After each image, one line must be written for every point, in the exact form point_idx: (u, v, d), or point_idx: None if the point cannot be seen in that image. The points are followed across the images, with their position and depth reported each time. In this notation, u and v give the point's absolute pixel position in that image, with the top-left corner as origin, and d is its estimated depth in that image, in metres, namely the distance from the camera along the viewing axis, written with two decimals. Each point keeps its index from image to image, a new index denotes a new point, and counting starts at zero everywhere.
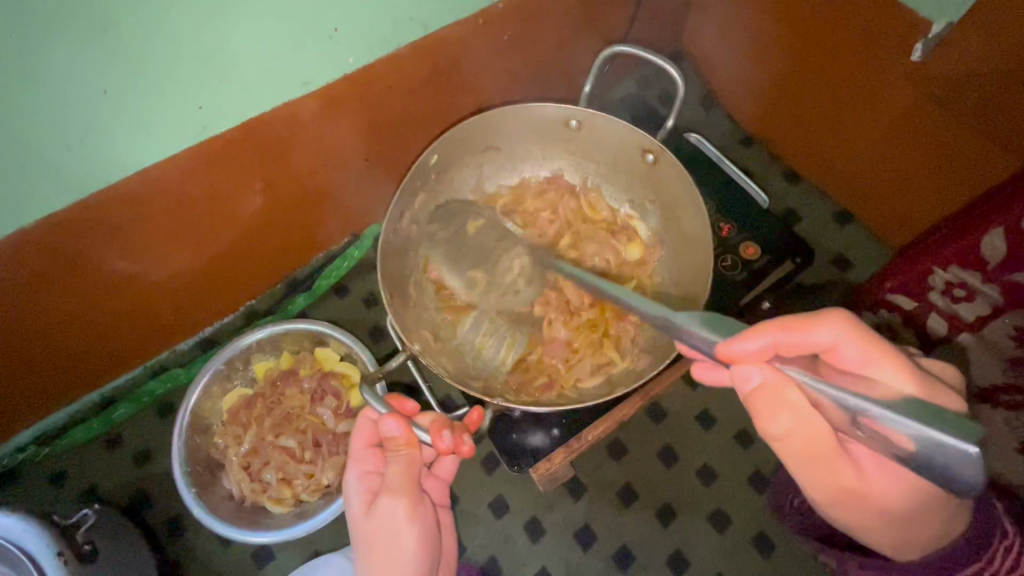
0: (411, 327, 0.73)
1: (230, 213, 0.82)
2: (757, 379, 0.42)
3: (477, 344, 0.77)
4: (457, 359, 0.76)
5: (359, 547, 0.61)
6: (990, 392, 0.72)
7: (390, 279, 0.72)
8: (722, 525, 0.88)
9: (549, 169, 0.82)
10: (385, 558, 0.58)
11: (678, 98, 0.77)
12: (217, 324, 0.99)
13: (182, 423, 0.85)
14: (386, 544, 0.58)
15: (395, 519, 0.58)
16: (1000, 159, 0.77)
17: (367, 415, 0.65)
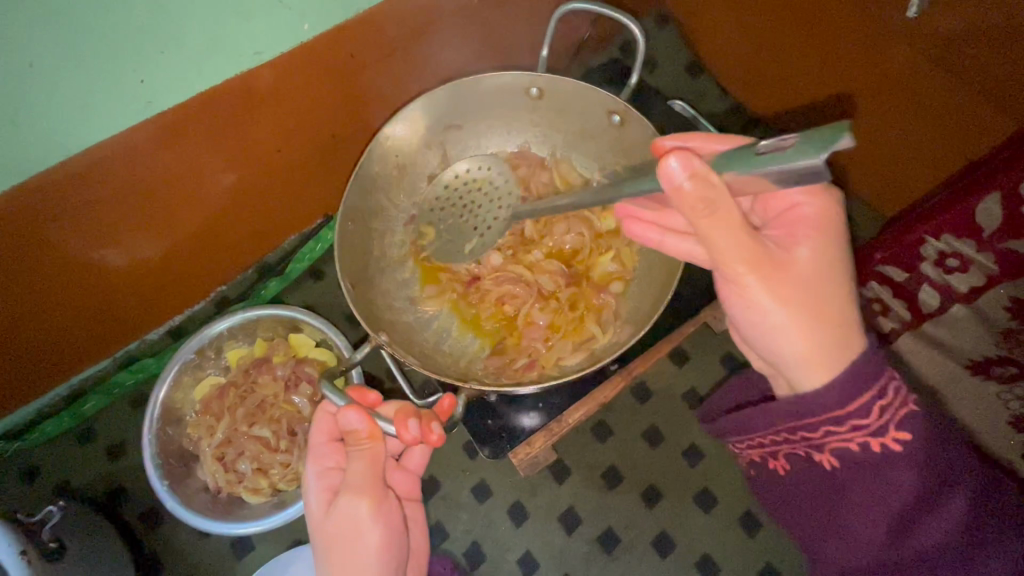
0: (376, 317, 0.69)
1: (189, 194, 0.77)
2: (682, 179, 0.40)
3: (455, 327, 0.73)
4: (427, 347, 0.71)
5: (319, 549, 0.55)
6: (982, 365, 0.71)
7: (350, 269, 0.67)
8: (709, 505, 0.86)
9: (515, 143, 0.76)
10: (349, 560, 0.53)
11: (642, 53, 0.72)
12: (187, 311, 0.96)
13: (152, 416, 0.82)
14: (348, 545, 0.53)
15: (356, 518, 0.53)
16: (999, 126, 0.70)
17: (327, 409, 0.59)
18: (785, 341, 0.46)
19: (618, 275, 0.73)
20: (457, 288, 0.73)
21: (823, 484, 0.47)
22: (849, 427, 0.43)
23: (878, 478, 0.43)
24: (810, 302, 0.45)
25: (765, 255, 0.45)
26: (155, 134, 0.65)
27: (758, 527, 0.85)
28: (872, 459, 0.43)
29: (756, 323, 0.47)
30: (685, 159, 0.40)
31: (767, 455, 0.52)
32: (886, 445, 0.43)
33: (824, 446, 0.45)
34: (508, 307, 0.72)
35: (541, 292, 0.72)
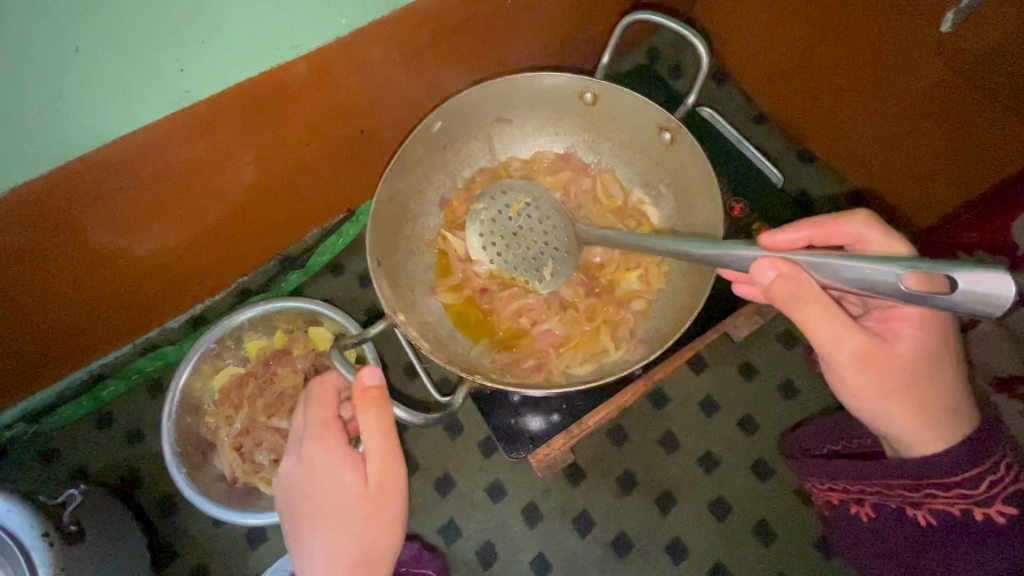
0: (400, 301, 0.67)
1: (219, 185, 0.77)
2: (772, 274, 0.44)
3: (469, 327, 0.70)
4: (443, 343, 0.69)
5: (327, 528, 0.50)
6: (1006, 382, 0.69)
7: (381, 249, 0.66)
8: (724, 514, 0.85)
9: (562, 146, 0.75)
10: (369, 535, 0.50)
11: (704, 74, 0.72)
12: (207, 301, 0.96)
13: (172, 404, 0.83)
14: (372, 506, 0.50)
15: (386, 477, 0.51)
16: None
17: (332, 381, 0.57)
18: (892, 421, 0.49)
19: (642, 293, 0.70)
20: (474, 287, 0.70)
21: (920, 539, 0.53)
22: (954, 493, 0.49)
23: (974, 542, 0.49)
24: (916, 390, 0.48)
25: (870, 345, 0.46)
26: (193, 122, 0.65)
27: (773, 537, 0.84)
28: (970, 526, 0.49)
29: (867, 407, 0.49)
30: (773, 261, 0.44)
31: (855, 503, 0.59)
32: (992, 515, 0.48)
33: (921, 504, 0.52)
34: (524, 321, 0.70)
35: (560, 304, 0.70)
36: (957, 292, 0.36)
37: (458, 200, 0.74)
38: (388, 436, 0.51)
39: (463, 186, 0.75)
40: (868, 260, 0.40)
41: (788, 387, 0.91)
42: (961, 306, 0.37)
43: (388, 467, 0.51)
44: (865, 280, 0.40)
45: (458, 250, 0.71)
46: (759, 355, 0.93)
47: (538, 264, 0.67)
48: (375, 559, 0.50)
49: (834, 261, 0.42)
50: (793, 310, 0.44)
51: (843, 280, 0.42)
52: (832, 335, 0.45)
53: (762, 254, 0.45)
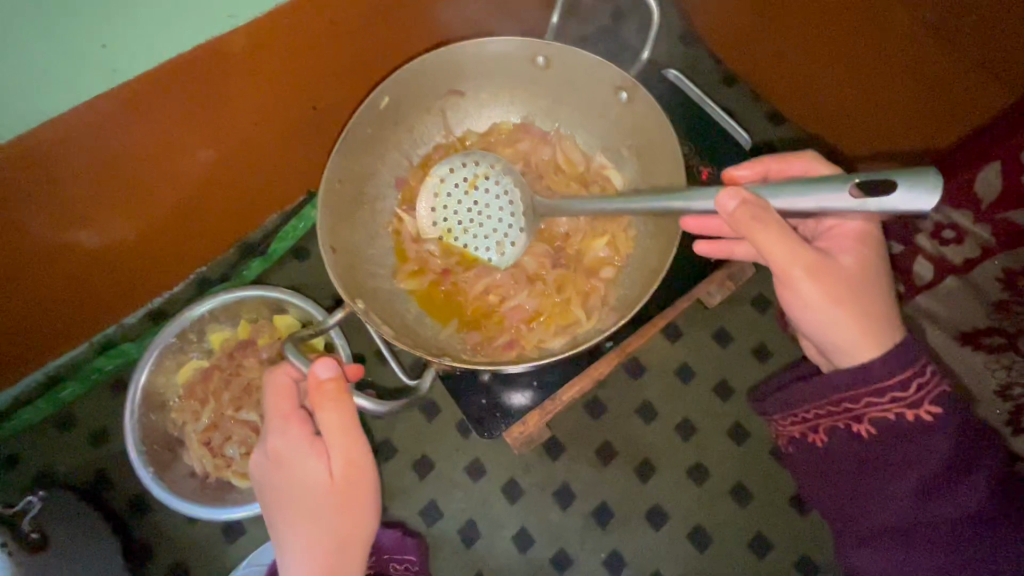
0: (359, 286, 0.64)
1: (165, 170, 0.73)
2: (735, 204, 0.44)
3: (434, 309, 0.68)
4: (408, 328, 0.66)
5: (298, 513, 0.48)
6: (973, 335, 0.68)
7: (336, 232, 0.63)
8: (702, 478, 0.86)
9: (519, 114, 0.72)
10: (341, 520, 0.48)
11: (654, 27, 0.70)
12: (166, 294, 0.92)
13: (133, 402, 0.80)
14: (345, 495, 0.48)
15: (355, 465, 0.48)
16: (989, 91, 0.69)
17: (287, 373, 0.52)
18: (842, 334, 0.49)
19: (610, 260, 0.68)
20: (435, 269, 0.68)
21: (864, 457, 0.50)
22: (890, 398, 0.48)
23: (909, 446, 0.48)
24: (859, 297, 0.48)
25: (819, 260, 0.48)
26: (125, 103, 0.61)
27: (750, 498, 0.85)
28: (906, 429, 0.48)
29: (817, 317, 0.49)
30: (734, 190, 0.44)
31: (807, 431, 0.54)
32: (923, 417, 0.47)
33: (862, 416, 0.50)
34: (493, 298, 0.67)
35: (526, 277, 0.67)
36: (897, 192, 0.39)
37: (415, 179, 0.71)
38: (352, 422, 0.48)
39: (419, 164, 0.72)
40: (814, 183, 0.43)
41: (762, 351, 0.91)
42: (903, 206, 0.39)
43: (355, 452, 0.48)
44: (816, 201, 0.42)
45: (410, 228, 0.68)
46: (733, 321, 0.93)
47: (495, 239, 0.65)
48: (351, 544, 0.48)
49: (787, 190, 0.44)
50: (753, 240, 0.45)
51: (798, 206, 0.43)
52: (788, 254, 0.46)
53: (724, 187, 0.45)
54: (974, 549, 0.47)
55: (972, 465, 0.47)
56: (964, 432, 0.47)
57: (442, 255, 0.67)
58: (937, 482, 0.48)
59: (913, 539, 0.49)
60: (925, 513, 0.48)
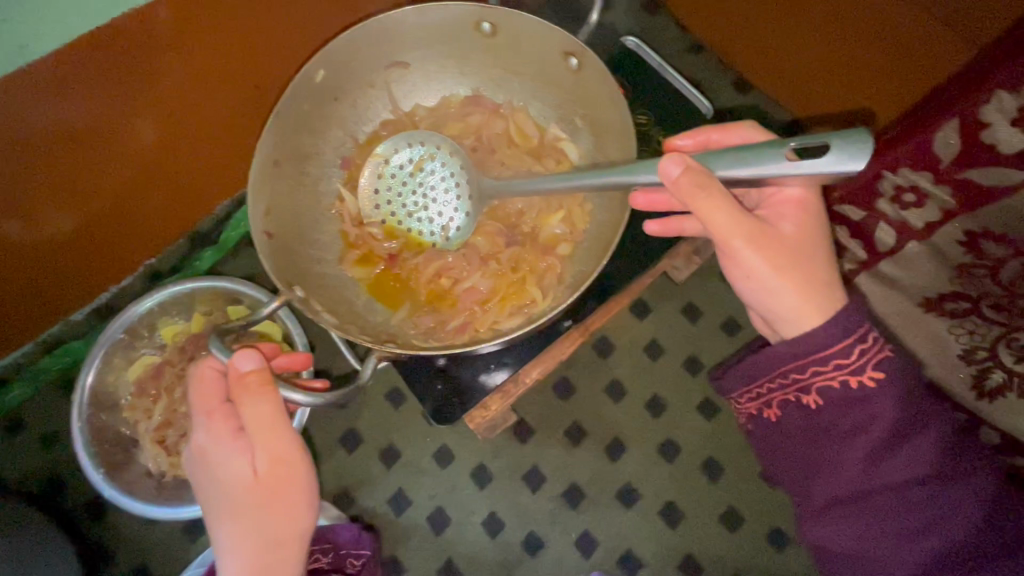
0: (298, 270, 0.61)
1: (98, 154, 0.68)
2: (678, 170, 0.44)
3: (381, 295, 0.65)
4: (353, 314, 0.63)
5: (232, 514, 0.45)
6: (936, 301, 0.67)
7: (272, 218, 0.60)
8: (672, 455, 0.85)
9: (468, 86, 0.69)
10: (277, 517, 0.46)
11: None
12: (115, 288, 0.88)
13: (81, 401, 0.77)
14: (274, 495, 0.46)
15: (285, 463, 0.46)
16: None
17: (213, 365, 0.49)
18: (783, 299, 0.48)
19: (566, 237, 0.65)
20: (382, 253, 0.65)
21: (815, 429, 0.49)
22: (833, 366, 0.47)
23: (857, 414, 0.47)
24: (800, 265, 0.48)
25: (758, 226, 0.47)
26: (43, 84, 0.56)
27: (721, 473, 0.85)
28: (852, 396, 0.47)
29: (758, 286, 0.49)
30: (679, 157, 0.44)
31: (762, 406, 0.53)
32: (865, 382, 0.47)
33: (809, 387, 0.49)
34: (445, 281, 0.64)
35: (479, 257, 0.65)
36: (833, 150, 0.39)
37: (360, 156, 0.68)
38: (282, 415, 0.46)
39: (365, 140, 0.68)
40: (755, 151, 0.43)
41: (732, 324, 0.90)
42: (840, 164, 0.39)
43: (288, 445, 0.46)
44: (759, 168, 0.42)
45: (352, 210, 0.65)
46: (701, 295, 0.91)
47: (443, 219, 0.64)
48: (285, 543, 0.46)
49: (731, 159, 0.44)
50: (694, 208, 0.44)
51: (742, 174, 0.43)
52: (728, 220, 0.45)
53: (669, 154, 0.45)
54: (922, 516, 0.46)
55: (919, 430, 0.46)
56: (909, 396, 0.47)
57: (386, 240, 0.65)
58: (883, 448, 0.47)
59: (862, 507, 0.47)
60: (873, 480, 0.47)
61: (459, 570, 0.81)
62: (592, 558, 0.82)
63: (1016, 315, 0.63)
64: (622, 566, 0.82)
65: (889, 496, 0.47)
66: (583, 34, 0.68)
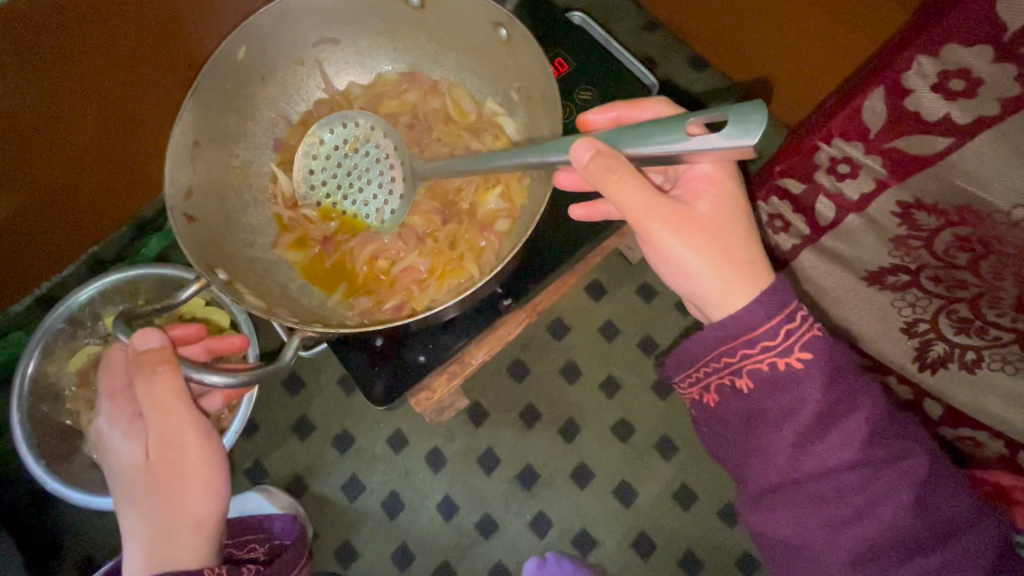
0: (225, 252, 0.60)
1: (32, 142, 0.65)
2: (589, 155, 0.43)
3: (317, 278, 0.64)
4: (284, 297, 0.62)
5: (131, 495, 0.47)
6: (879, 274, 0.67)
7: (196, 198, 0.58)
8: (626, 435, 0.85)
9: (403, 63, 0.68)
10: (173, 495, 0.46)
11: None
12: (57, 277, 0.86)
13: (20, 392, 0.76)
14: (172, 476, 0.47)
15: (182, 446, 0.47)
16: None
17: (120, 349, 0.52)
18: (703, 281, 0.47)
19: (505, 212, 0.64)
20: (315, 237, 0.64)
21: (748, 415, 0.47)
22: (760, 348, 0.45)
23: (787, 399, 0.45)
24: (720, 240, 0.47)
25: (671, 207, 0.46)
26: None
27: (675, 451, 0.85)
28: (781, 379, 0.45)
29: (677, 268, 0.48)
30: (587, 142, 0.43)
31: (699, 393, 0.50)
32: (793, 363, 0.44)
33: (740, 371, 0.46)
34: (382, 262, 0.64)
35: (416, 237, 0.64)
36: (729, 124, 0.38)
37: (293, 136, 0.67)
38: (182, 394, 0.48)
39: (299, 121, 0.68)
40: (659, 130, 0.42)
41: None
42: (738, 136, 0.38)
43: (184, 423, 0.47)
44: (664, 147, 0.41)
45: (284, 191, 0.64)
46: (656, 275, 0.91)
47: (377, 199, 0.62)
48: (183, 526, 0.46)
49: (639, 139, 0.43)
50: (607, 193, 0.44)
51: (650, 154, 0.42)
52: (641, 204, 0.45)
53: (581, 139, 0.44)
54: (847, 501, 0.44)
55: (847, 412, 0.44)
56: (838, 378, 0.45)
57: (319, 223, 0.64)
58: (812, 432, 0.45)
59: (796, 493, 0.46)
60: (801, 464, 0.45)
61: (413, 554, 0.81)
62: (546, 538, 0.82)
63: (955, 286, 0.64)
64: (577, 547, 0.82)
65: (822, 481, 0.45)
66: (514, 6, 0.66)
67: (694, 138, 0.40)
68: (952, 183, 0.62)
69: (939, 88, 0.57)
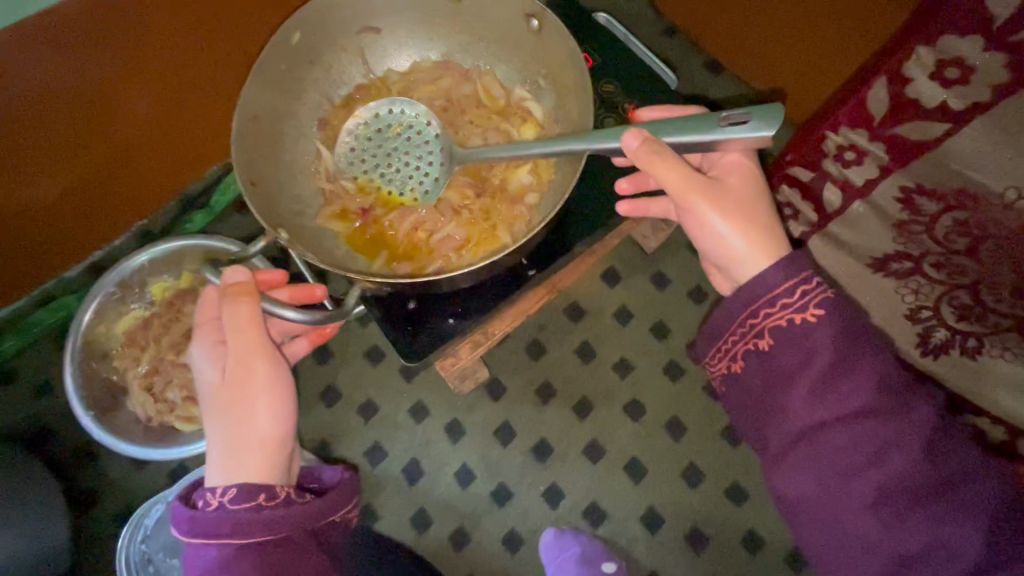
0: (279, 219, 0.65)
1: (103, 124, 0.73)
2: (635, 143, 0.49)
3: (361, 242, 0.69)
4: (330, 257, 0.67)
5: (210, 414, 0.50)
6: (882, 261, 0.69)
7: (251, 167, 0.64)
8: (637, 414, 0.89)
9: (438, 51, 0.74)
10: (242, 414, 0.49)
11: None
12: (109, 246, 0.93)
13: (73, 346, 0.82)
14: (242, 400, 0.50)
15: (251, 373, 0.50)
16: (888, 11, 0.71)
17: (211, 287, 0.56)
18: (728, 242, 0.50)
19: (533, 187, 0.70)
20: (355, 209, 0.68)
21: (770, 374, 0.47)
22: (779, 305, 0.46)
23: (802, 352, 0.45)
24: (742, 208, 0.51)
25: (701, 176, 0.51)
26: (58, 47, 0.60)
27: (684, 432, 0.88)
28: (800, 334, 0.45)
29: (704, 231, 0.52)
30: (636, 131, 0.49)
31: (727, 362, 0.51)
32: (808, 319, 0.45)
33: (762, 329, 0.47)
34: (421, 233, 0.68)
35: (450, 209, 0.69)
36: (750, 121, 0.47)
37: (337, 118, 0.72)
38: (258, 325, 0.51)
39: (341, 104, 0.72)
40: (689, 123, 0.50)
41: (699, 292, 0.94)
42: (756, 131, 0.47)
43: (253, 349, 0.50)
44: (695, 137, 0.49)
45: (329, 165, 0.69)
46: (669, 263, 0.95)
47: (416, 172, 0.68)
48: (247, 448, 0.49)
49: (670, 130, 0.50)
50: (658, 178, 0.50)
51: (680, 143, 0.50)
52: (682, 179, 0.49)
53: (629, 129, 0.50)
54: (868, 458, 0.43)
55: (864, 367, 0.44)
56: (851, 332, 0.45)
57: (359, 195, 0.68)
58: (828, 384, 0.44)
59: (817, 449, 0.45)
60: (821, 421, 0.45)
61: (430, 519, 0.85)
62: (558, 509, 0.85)
63: (955, 273, 0.67)
64: (588, 519, 0.85)
65: (843, 436, 0.44)
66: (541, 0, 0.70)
67: (721, 130, 0.48)
68: (948, 166, 0.67)
69: (937, 75, 0.64)
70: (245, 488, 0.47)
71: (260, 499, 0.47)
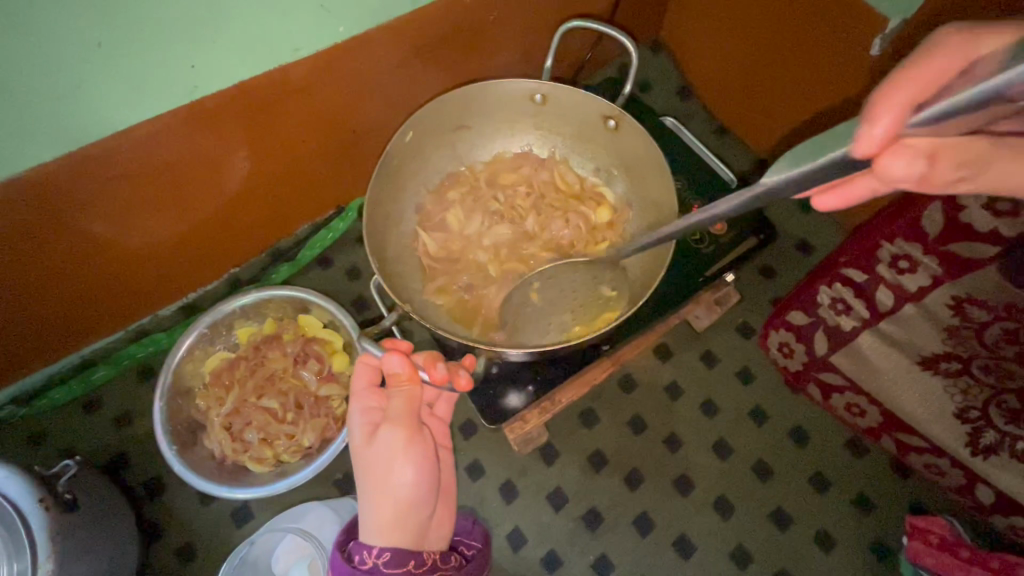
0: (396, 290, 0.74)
1: (214, 181, 0.83)
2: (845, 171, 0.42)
3: (464, 309, 0.76)
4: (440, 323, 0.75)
5: (360, 476, 0.60)
6: (932, 360, 0.76)
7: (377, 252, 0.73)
8: (686, 489, 0.91)
9: (520, 145, 0.84)
10: (385, 484, 0.57)
11: (633, 63, 0.77)
12: (200, 290, 1.00)
13: (165, 382, 0.87)
14: (381, 472, 0.58)
15: (391, 449, 0.58)
16: None
17: (367, 359, 0.64)
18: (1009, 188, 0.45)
19: None
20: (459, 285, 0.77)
21: None
22: None
23: None
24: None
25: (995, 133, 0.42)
26: (198, 117, 0.71)
27: (732, 511, 0.90)
28: None
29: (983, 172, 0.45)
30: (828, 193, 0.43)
31: None
32: None
33: None
34: None
35: None
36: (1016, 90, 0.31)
37: (431, 202, 0.81)
38: (407, 403, 0.59)
39: (434, 188, 0.82)
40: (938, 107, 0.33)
41: (746, 374, 0.99)
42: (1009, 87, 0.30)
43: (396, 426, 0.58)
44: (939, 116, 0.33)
45: (429, 244, 0.78)
46: (718, 343, 1.01)
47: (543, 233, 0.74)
48: (389, 519, 0.56)
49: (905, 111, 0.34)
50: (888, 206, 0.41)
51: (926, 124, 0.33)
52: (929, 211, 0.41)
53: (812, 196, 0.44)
54: None
55: None
56: None
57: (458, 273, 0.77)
58: None
59: None
60: None
61: None
62: None
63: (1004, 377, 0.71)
64: None
65: None
66: (618, 103, 0.79)
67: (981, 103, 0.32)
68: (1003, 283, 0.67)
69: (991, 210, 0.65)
70: (398, 555, 0.55)
71: (409, 566, 0.55)
